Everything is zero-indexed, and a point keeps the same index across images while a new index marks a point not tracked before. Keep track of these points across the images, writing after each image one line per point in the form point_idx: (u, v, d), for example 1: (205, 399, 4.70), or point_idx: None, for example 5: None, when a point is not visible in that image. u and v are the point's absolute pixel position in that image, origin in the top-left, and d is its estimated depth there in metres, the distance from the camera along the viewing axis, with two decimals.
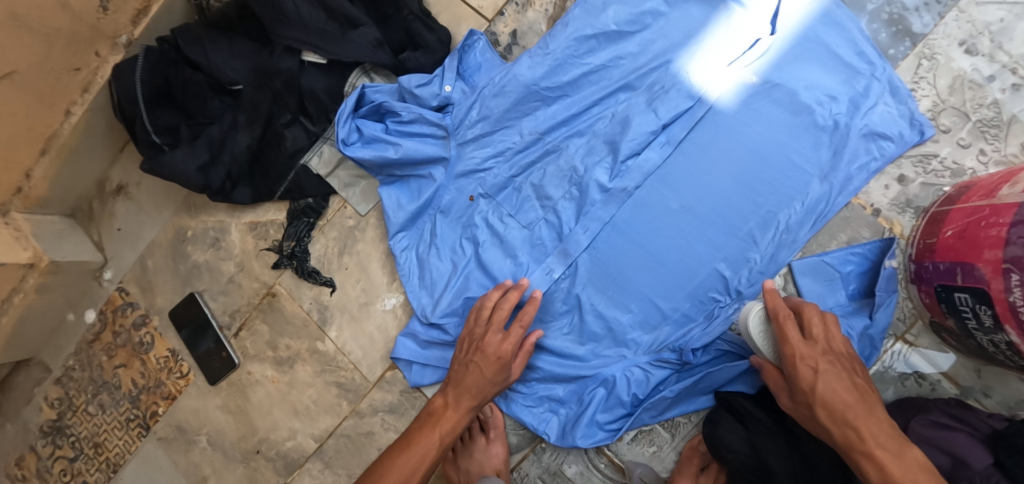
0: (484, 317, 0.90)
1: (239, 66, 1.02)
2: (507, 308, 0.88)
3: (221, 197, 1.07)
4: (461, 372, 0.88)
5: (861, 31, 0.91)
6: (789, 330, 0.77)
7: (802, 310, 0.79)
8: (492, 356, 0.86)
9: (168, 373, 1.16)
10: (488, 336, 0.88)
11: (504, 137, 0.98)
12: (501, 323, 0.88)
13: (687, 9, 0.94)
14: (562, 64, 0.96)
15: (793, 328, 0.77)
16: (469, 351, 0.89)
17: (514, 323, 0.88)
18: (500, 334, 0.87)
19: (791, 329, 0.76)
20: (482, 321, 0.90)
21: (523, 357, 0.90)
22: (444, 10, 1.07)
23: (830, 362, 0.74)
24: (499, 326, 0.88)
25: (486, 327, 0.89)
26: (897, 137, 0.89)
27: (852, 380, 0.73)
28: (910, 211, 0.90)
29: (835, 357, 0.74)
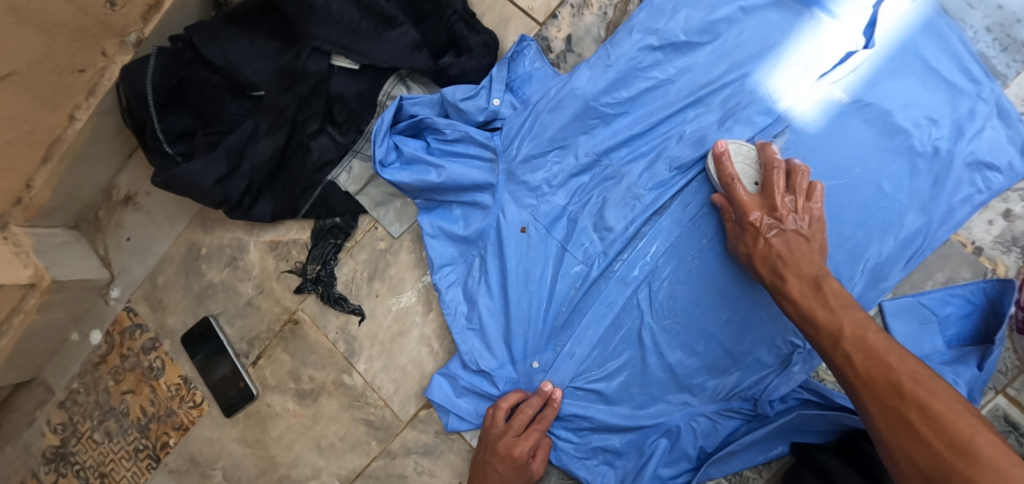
0: (501, 418, 0.85)
1: (260, 68, 0.92)
2: (529, 415, 0.84)
3: (240, 212, 0.97)
4: (482, 475, 0.85)
5: (965, 43, 0.80)
6: (744, 199, 0.76)
7: (793, 170, 0.76)
8: (508, 459, 0.83)
9: (179, 402, 1.07)
10: (503, 438, 0.84)
11: (560, 158, 0.87)
12: (518, 427, 0.84)
13: (766, 15, 0.83)
14: (625, 77, 0.85)
15: (776, 177, 0.76)
16: (485, 452, 0.86)
17: (532, 425, 0.84)
18: (515, 438, 0.83)
19: (745, 194, 0.76)
20: (499, 423, 0.85)
21: (542, 457, 0.85)
22: (488, 10, 0.95)
23: (779, 232, 0.74)
24: (512, 431, 0.84)
25: (505, 427, 0.85)
26: (1007, 168, 0.79)
27: (853, 314, 0.68)
28: (1017, 250, 0.80)
29: (806, 235, 0.74)
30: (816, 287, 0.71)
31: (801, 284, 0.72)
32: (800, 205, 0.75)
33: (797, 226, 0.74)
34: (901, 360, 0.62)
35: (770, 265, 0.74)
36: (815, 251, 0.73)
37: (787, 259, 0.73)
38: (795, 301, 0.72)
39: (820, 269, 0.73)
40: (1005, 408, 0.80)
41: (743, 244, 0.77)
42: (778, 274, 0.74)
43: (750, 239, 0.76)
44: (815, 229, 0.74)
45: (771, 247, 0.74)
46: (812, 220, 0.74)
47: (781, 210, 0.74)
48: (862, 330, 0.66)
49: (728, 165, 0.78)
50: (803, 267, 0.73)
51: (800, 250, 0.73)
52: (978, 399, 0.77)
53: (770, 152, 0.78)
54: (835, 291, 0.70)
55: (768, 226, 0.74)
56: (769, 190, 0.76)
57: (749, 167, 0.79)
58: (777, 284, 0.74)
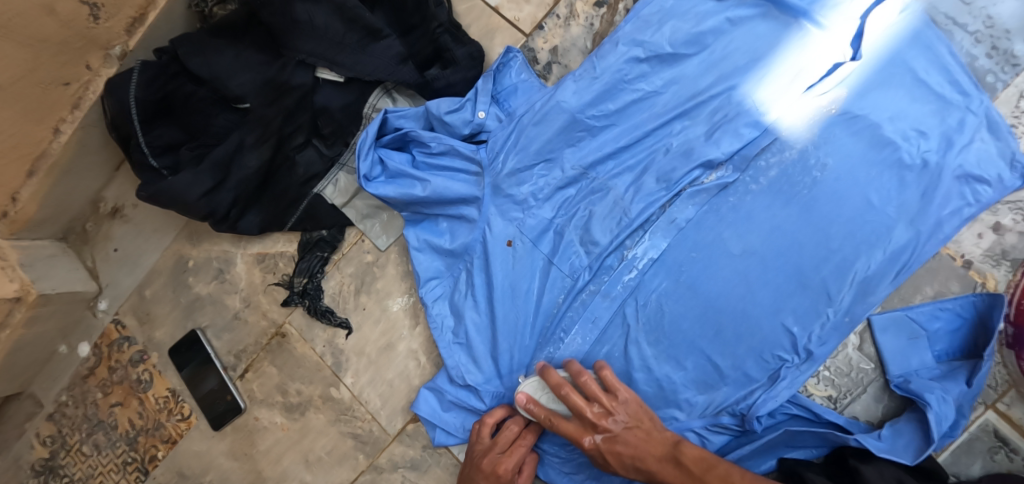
0: (487, 433, 0.84)
1: (246, 80, 0.91)
2: (514, 430, 0.83)
3: (226, 226, 0.96)
4: None
5: (953, 54, 0.79)
6: (569, 429, 0.78)
7: (580, 378, 0.78)
8: (493, 475, 0.82)
9: (167, 415, 1.06)
10: (488, 454, 0.83)
11: (545, 171, 0.86)
12: (504, 443, 0.83)
13: (754, 26, 0.82)
14: (611, 88, 0.84)
15: (575, 398, 0.77)
16: (470, 469, 0.85)
17: (517, 440, 0.83)
18: (500, 453, 0.82)
19: (568, 424, 0.79)
20: (485, 439, 0.85)
21: (528, 473, 0.84)
22: (475, 21, 0.94)
23: (614, 441, 0.76)
24: (498, 447, 0.83)
25: (490, 443, 0.84)
26: (996, 181, 0.77)
27: (716, 472, 0.72)
28: (1007, 263, 0.79)
29: (635, 423, 0.76)
30: (675, 462, 0.74)
31: (659, 464, 0.75)
32: (625, 420, 0.76)
33: (624, 424, 0.76)
34: None
35: (630, 466, 0.77)
36: (652, 432, 0.76)
37: (638, 455, 0.76)
38: (667, 479, 0.74)
39: (671, 439, 0.76)
40: (996, 423, 0.79)
41: (602, 466, 0.80)
42: (642, 470, 0.76)
43: (602, 460, 0.78)
44: (639, 409, 0.77)
45: (614, 447, 0.76)
46: (633, 411, 0.77)
47: (601, 425, 0.76)
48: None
49: (540, 411, 0.80)
50: (654, 452, 0.75)
51: (639, 440, 0.76)
52: (967, 415, 0.76)
53: (555, 378, 0.78)
54: (693, 458, 0.73)
55: (604, 419, 0.77)
56: (579, 413, 0.78)
57: (552, 394, 0.81)
58: (645, 474, 0.76)
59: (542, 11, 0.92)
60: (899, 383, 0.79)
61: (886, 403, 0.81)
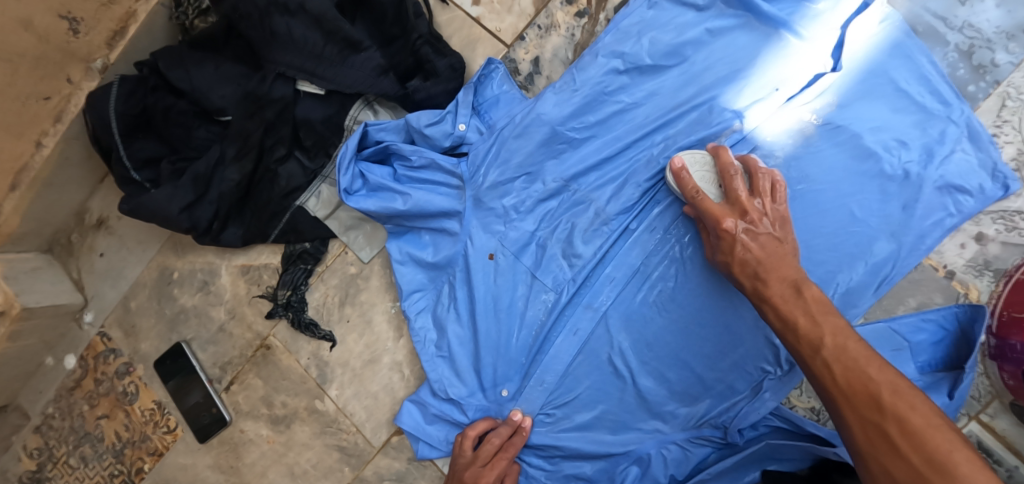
0: (469, 448, 0.84)
1: (227, 93, 0.91)
2: (496, 444, 0.83)
3: (209, 238, 0.96)
4: None
5: (934, 65, 0.78)
6: (714, 208, 0.73)
7: (755, 172, 0.74)
8: None
9: (154, 427, 1.06)
10: (470, 469, 0.83)
11: (527, 185, 0.85)
12: (485, 457, 0.83)
13: (734, 37, 0.81)
14: (591, 101, 0.83)
15: (738, 181, 0.73)
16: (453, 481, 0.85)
17: (499, 454, 0.83)
18: (482, 468, 0.82)
19: (715, 204, 0.73)
20: (467, 452, 0.84)
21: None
22: (456, 32, 0.94)
23: (755, 236, 0.70)
24: (480, 461, 0.82)
25: (472, 457, 0.83)
26: (977, 191, 0.77)
27: (836, 319, 0.64)
28: (989, 274, 0.79)
29: (780, 236, 0.71)
30: (797, 289, 0.67)
31: (780, 283, 0.68)
32: (772, 217, 0.71)
33: (771, 229, 0.71)
34: (880, 370, 0.58)
35: (750, 272, 0.70)
36: (789, 254, 0.70)
37: (766, 264, 0.69)
38: (774, 307, 0.68)
39: (799, 273, 0.69)
40: (979, 434, 0.79)
41: (722, 254, 0.73)
42: (758, 279, 0.69)
43: (728, 248, 0.72)
44: (772, 248, 0.70)
45: (747, 253, 0.70)
46: (782, 220, 0.72)
47: (751, 213, 0.71)
48: (843, 339, 0.62)
49: (689, 181, 0.75)
50: (782, 271, 0.69)
51: (775, 252, 0.70)
52: None
53: (726, 157, 0.75)
54: (813, 297, 0.66)
55: (745, 233, 0.70)
56: (735, 197, 0.72)
57: (710, 173, 0.76)
58: (758, 287, 0.69)
59: (523, 22, 0.92)
60: None
61: None
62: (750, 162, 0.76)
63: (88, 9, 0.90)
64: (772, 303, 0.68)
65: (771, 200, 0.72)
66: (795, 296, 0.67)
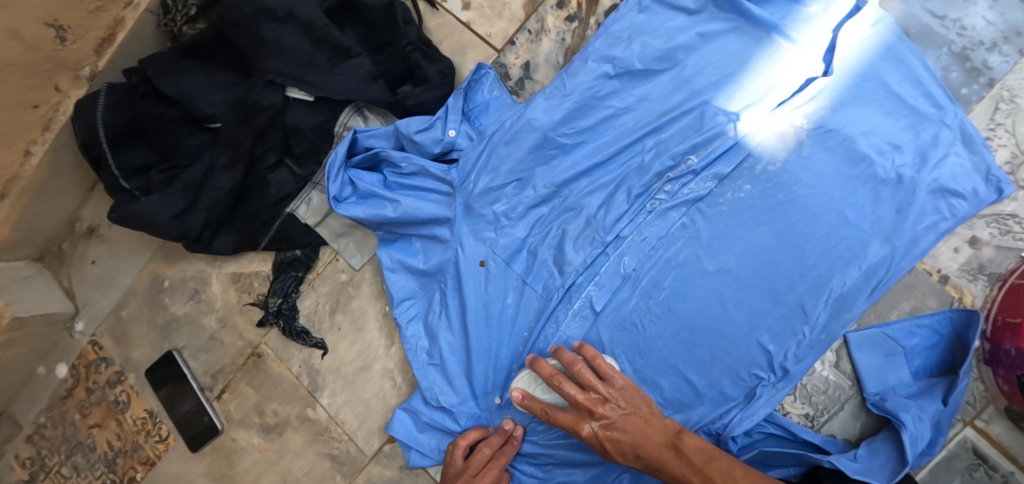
0: (460, 457, 0.83)
1: (217, 100, 0.90)
2: (485, 453, 0.82)
3: (200, 247, 0.94)
4: None
5: (926, 69, 0.77)
6: (566, 420, 0.75)
7: (571, 366, 0.75)
8: None
9: (146, 436, 1.05)
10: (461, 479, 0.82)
11: (517, 191, 0.84)
12: (475, 468, 0.81)
13: (725, 41, 0.80)
14: (581, 106, 0.83)
15: (568, 388, 0.74)
16: None
17: (489, 463, 0.82)
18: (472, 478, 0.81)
19: (564, 416, 0.75)
20: (457, 464, 0.83)
21: None
22: (446, 37, 0.93)
23: (612, 427, 0.73)
24: (470, 471, 0.81)
25: (463, 466, 0.82)
26: (971, 195, 0.76)
27: (723, 466, 0.68)
28: (983, 278, 0.78)
29: (632, 409, 0.73)
30: (675, 449, 0.71)
31: (658, 450, 0.71)
32: (618, 408, 0.73)
33: (621, 407, 0.73)
34: None
35: (631, 454, 0.73)
36: (650, 418, 0.73)
37: (638, 443, 0.72)
38: (669, 473, 0.71)
39: (670, 429, 0.72)
40: (974, 440, 0.78)
41: (597, 432, 0.75)
42: (642, 457, 0.73)
43: (601, 448, 0.74)
44: (632, 396, 0.74)
45: (617, 443, 0.73)
46: (624, 387, 0.74)
47: (595, 410, 0.73)
48: (732, 481, 0.67)
49: (545, 369, 0.75)
50: (653, 439, 0.72)
51: (637, 427, 0.72)
52: (945, 432, 0.75)
53: (567, 356, 0.76)
54: (694, 448, 0.70)
55: (601, 428, 0.73)
56: (575, 401, 0.75)
57: (549, 387, 0.78)
58: (646, 464, 0.73)
59: (513, 26, 0.91)
60: (876, 401, 0.78)
61: (863, 420, 0.80)
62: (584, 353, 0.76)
63: (76, 17, 0.90)
64: (660, 472, 0.72)
65: (594, 386, 0.74)
66: (677, 455, 0.70)
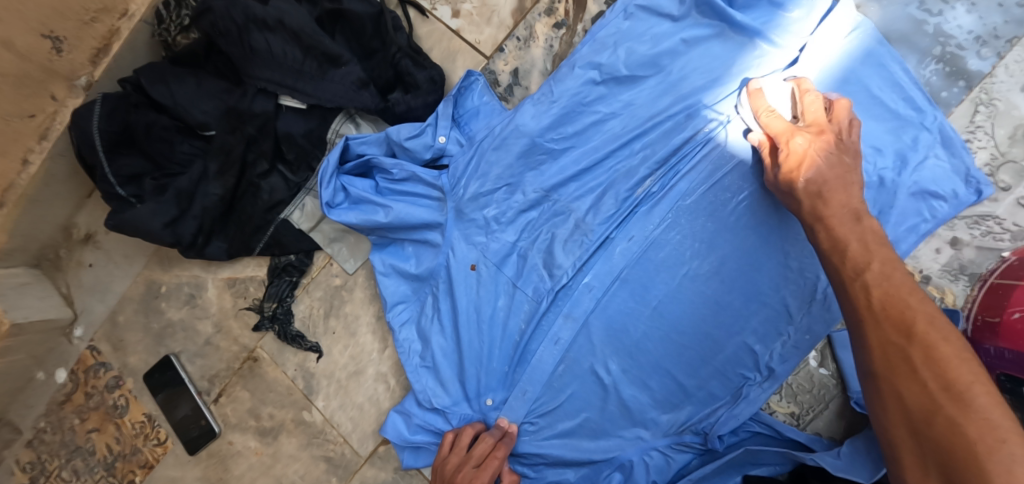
0: (461, 447, 0.83)
1: (209, 108, 0.92)
2: (488, 443, 0.82)
3: (193, 252, 0.96)
4: None
5: (907, 72, 0.79)
6: (780, 126, 0.72)
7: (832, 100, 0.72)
8: None
9: (144, 440, 1.07)
10: (461, 468, 0.80)
11: (507, 195, 0.86)
12: (477, 458, 0.81)
13: (708, 47, 0.81)
14: (569, 112, 0.84)
15: (810, 100, 0.72)
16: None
17: (491, 455, 0.81)
18: (473, 469, 0.80)
19: (783, 123, 0.72)
20: (457, 455, 0.82)
21: None
22: (436, 44, 0.95)
23: (819, 152, 0.68)
24: (471, 460, 0.81)
25: (463, 457, 0.82)
26: (951, 196, 0.77)
27: (887, 253, 0.61)
28: (965, 278, 0.80)
29: (851, 166, 0.68)
30: (857, 217, 0.64)
31: (841, 182, 0.66)
32: (816, 147, 0.68)
33: (834, 136, 0.69)
34: (918, 301, 0.55)
35: (810, 190, 0.67)
36: (846, 143, 0.69)
37: (829, 181, 0.66)
38: (841, 253, 0.62)
39: (857, 201, 0.66)
40: None
41: (784, 169, 0.70)
42: (815, 198, 0.66)
43: (791, 162, 0.69)
44: (839, 172, 0.67)
45: (814, 160, 0.67)
46: (843, 136, 0.70)
47: (818, 126, 0.70)
48: (890, 268, 0.59)
49: (759, 102, 0.75)
50: (839, 198, 0.66)
51: (840, 174, 0.67)
52: None
53: (804, 84, 0.74)
54: (877, 242, 0.62)
55: (810, 143, 0.68)
56: (805, 115, 0.71)
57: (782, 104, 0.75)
58: (816, 206, 0.66)
59: (502, 33, 0.92)
60: (859, 400, 0.79)
61: (846, 418, 0.82)
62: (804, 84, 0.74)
63: (71, 28, 0.91)
64: (838, 252, 0.63)
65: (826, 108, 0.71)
66: (875, 243, 0.62)
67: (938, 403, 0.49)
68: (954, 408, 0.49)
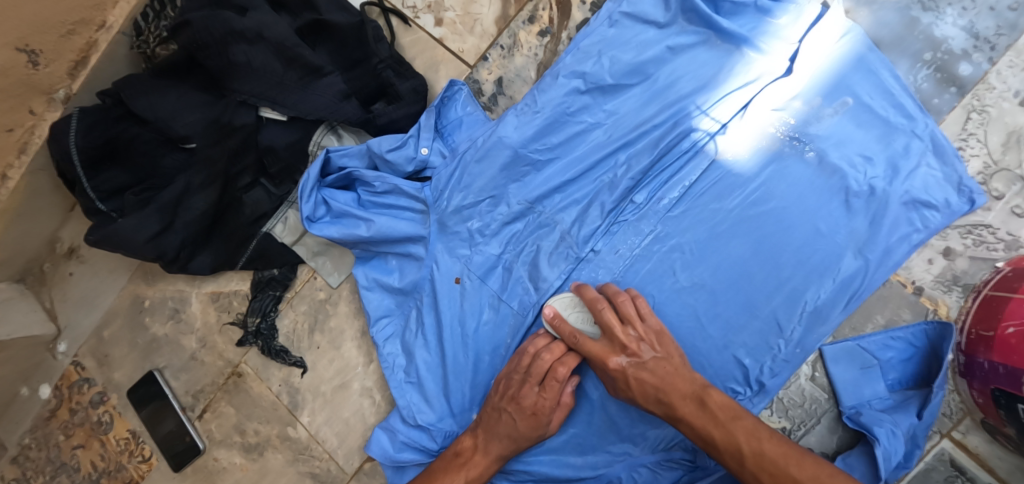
0: (523, 363, 0.78)
1: (191, 120, 0.89)
2: (550, 360, 0.77)
3: (176, 267, 0.94)
4: (491, 422, 0.79)
5: (896, 79, 0.77)
6: (595, 349, 0.75)
7: (615, 299, 0.75)
8: (529, 410, 0.78)
9: (129, 456, 1.05)
10: (524, 387, 0.77)
11: (491, 208, 0.84)
12: (540, 376, 0.77)
13: (695, 54, 0.80)
14: (553, 123, 0.82)
15: (608, 314, 0.74)
16: (498, 397, 0.79)
17: (553, 375, 0.77)
18: (536, 388, 0.77)
19: (595, 345, 0.75)
20: (519, 368, 0.78)
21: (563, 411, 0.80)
22: (419, 54, 0.93)
23: (642, 368, 0.73)
24: (534, 381, 0.77)
25: (524, 375, 0.78)
26: (943, 205, 0.75)
27: (744, 425, 0.69)
28: (958, 289, 0.78)
29: (664, 355, 0.73)
30: (700, 403, 0.71)
31: (682, 400, 0.71)
32: (635, 371, 0.73)
33: (654, 353, 0.73)
34: (801, 467, 0.65)
35: (653, 399, 0.73)
36: (681, 367, 0.73)
37: (662, 387, 0.72)
38: (691, 427, 0.71)
39: (699, 383, 0.72)
40: (951, 452, 0.78)
41: (620, 389, 0.75)
42: (664, 403, 0.72)
43: (624, 385, 0.74)
44: (664, 371, 0.73)
45: (642, 383, 0.73)
46: (658, 334, 0.74)
47: (630, 347, 0.73)
48: (756, 443, 0.68)
49: (565, 327, 0.77)
50: (680, 389, 0.72)
51: (667, 373, 0.72)
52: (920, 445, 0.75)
53: (589, 295, 0.76)
54: (719, 404, 0.70)
55: (631, 367, 0.73)
56: (611, 331, 0.74)
57: (583, 313, 0.78)
58: (668, 411, 0.72)
59: (485, 42, 0.91)
60: (850, 415, 0.78)
61: (839, 433, 0.80)
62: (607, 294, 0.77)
63: (48, 41, 0.90)
64: (706, 446, 0.70)
65: (623, 324, 0.74)
66: (732, 422, 0.69)
67: None
68: None
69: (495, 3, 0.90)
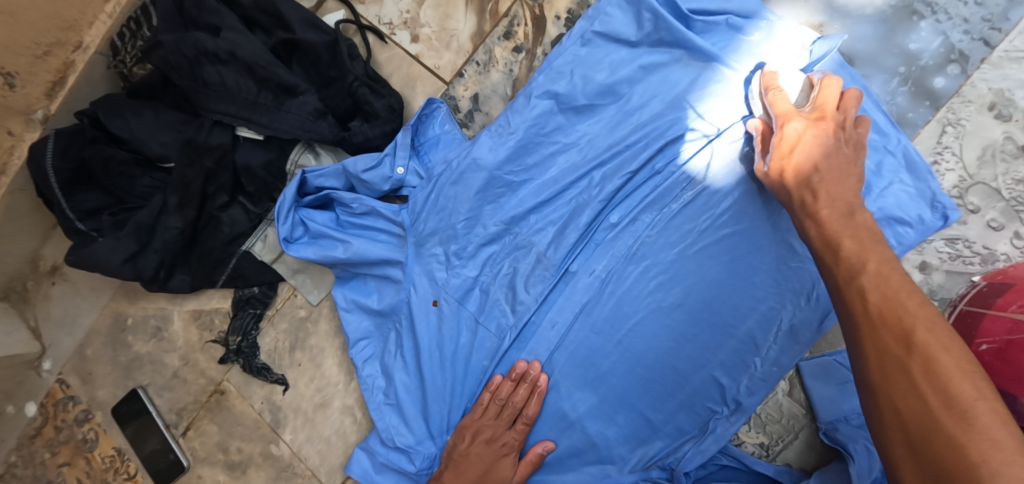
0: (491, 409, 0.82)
1: (167, 140, 0.90)
2: (521, 399, 0.81)
3: (156, 285, 0.93)
4: (458, 467, 0.80)
5: (868, 94, 0.77)
6: (784, 106, 0.69)
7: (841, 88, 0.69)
8: (497, 451, 0.81)
9: (114, 474, 1.05)
10: (496, 426, 0.81)
11: (468, 229, 0.83)
12: (509, 417, 0.81)
13: (667, 73, 0.80)
14: (526, 144, 0.82)
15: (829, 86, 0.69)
16: (465, 441, 0.81)
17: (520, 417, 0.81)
18: (508, 428, 0.81)
19: (785, 102, 0.70)
20: (487, 410, 0.82)
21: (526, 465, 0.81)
22: (395, 70, 0.93)
23: (806, 141, 0.65)
24: (504, 420, 0.81)
25: (495, 419, 0.81)
26: (917, 222, 0.74)
27: (883, 252, 0.56)
28: (935, 303, 0.78)
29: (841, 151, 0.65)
30: (850, 213, 0.61)
31: (839, 188, 0.62)
32: (813, 131, 0.66)
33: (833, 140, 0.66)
34: (922, 307, 0.50)
35: (805, 180, 0.64)
36: (851, 166, 0.64)
37: (822, 169, 0.64)
38: (826, 222, 0.61)
39: (856, 196, 0.62)
40: None
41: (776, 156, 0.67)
42: (812, 189, 0.63)
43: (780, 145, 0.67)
44: (833, 162, 0.64)
45: (798, 156, 0.65)
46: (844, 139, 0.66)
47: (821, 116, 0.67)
48: (886, 270, 0.54)
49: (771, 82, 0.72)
50: (835, 190, 0.62)
51: (834, 161, 0.64)
52: None
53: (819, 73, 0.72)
54: (869, 222, 0.60)
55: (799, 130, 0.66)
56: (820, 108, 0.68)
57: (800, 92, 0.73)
58: (806, 200, 0.63)
59: (461, 58, 0.91)
60: (827, 431, 0.78)
61: (818, 449, 0.81)
62: (765, 82, 0.73)
63: (23, 63, 0.90)
64: (828, 259, 0.59)
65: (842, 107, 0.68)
66: (874, 245, 0.57)
67: (940, 423, 0.45)
68: (954, 428, 0.44)
69: (470, 18, 0.91)
